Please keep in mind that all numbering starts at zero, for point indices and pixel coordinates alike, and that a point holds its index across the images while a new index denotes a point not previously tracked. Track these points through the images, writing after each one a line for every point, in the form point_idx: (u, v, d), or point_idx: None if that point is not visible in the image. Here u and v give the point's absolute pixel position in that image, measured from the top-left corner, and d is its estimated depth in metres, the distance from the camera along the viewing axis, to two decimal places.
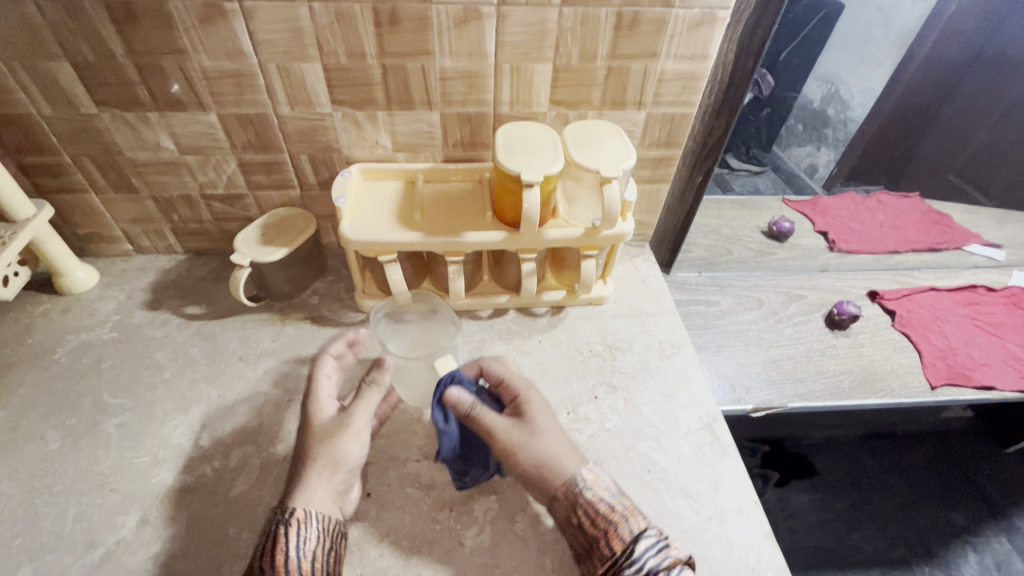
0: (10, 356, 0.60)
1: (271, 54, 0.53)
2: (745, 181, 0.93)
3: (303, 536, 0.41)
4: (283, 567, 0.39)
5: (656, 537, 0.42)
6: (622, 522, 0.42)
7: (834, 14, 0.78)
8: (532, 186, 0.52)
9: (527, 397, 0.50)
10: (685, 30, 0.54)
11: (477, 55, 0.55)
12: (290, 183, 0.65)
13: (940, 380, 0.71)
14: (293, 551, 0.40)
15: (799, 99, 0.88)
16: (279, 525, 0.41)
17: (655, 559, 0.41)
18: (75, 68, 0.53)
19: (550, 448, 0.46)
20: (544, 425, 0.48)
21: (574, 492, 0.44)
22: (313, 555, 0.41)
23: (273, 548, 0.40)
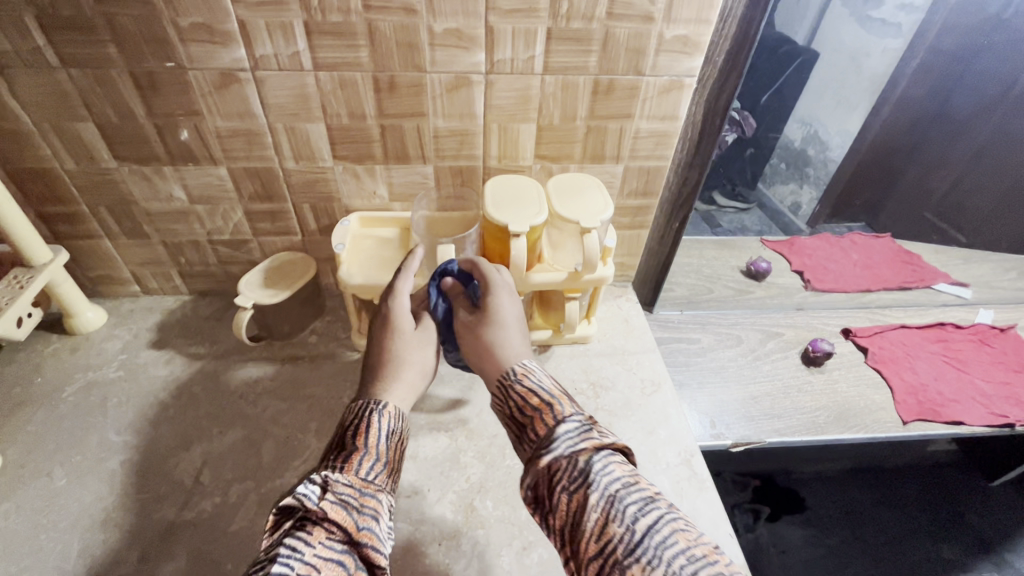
0: (20, 395, 0.62)
1: (279, 115, 0.58)
2: (733, 218, 1.01)
3: (383, 425, 0.46)
4: (364, 446, 0.43)
5: (578, 422, 0.42)
6: (549, 409, 0.43)
7: (810, 61, 0.89)
8: (519, 236, 0.57)
9: (495, 293, 0.53)
10: (656, 95, 0.60)
11: (468, 115, 0.60)
12: (293, 230, 0.69)
13: (912, 415, 0.74)
14: (374, 435, 0.45)
15: (781, 139, 0.99)
16: (370, 410, 0.46)
17: (572, 440, 0.40)
18: (99, 127, 0.58)
19: (499, 344, 0.51)
20: (504, 323, 0.52)
21: (508, 383, 0.48)
22: (389, 446, 0.45)
23: (361, 428, 0.44)
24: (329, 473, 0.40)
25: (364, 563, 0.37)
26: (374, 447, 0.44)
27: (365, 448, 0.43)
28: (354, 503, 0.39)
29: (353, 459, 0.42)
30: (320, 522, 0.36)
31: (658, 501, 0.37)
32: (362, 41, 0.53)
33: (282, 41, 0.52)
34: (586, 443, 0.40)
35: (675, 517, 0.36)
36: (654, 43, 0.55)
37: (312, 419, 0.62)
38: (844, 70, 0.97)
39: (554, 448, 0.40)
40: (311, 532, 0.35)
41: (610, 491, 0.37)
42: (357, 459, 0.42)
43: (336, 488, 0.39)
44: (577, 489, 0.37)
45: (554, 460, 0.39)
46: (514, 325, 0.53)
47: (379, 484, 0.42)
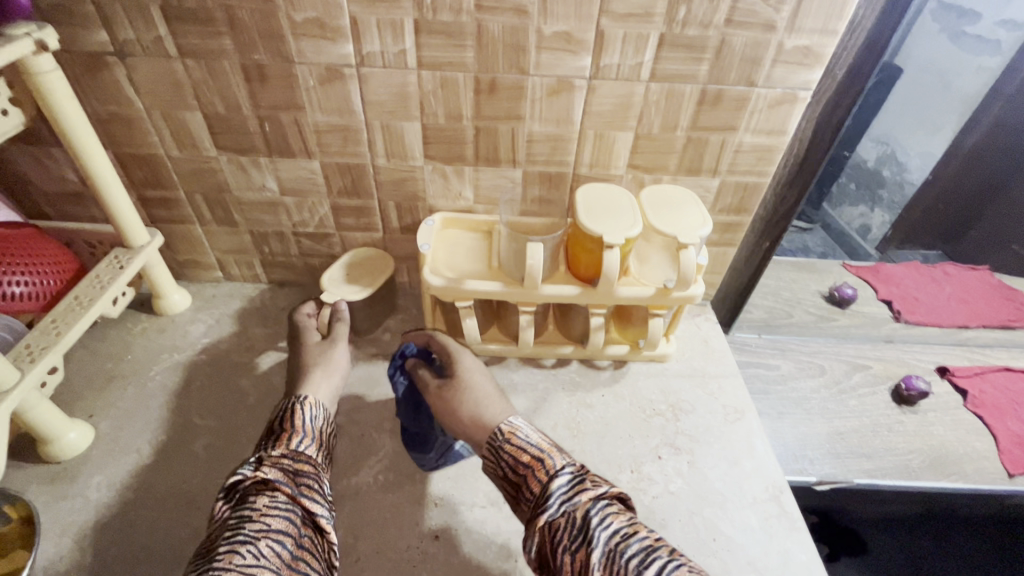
0: (112, 370, 0.65)
1: (377, 112, 0.58)
2: (792, 238, 0.93)
3: (308, 412, 0.52)
4: (298, 427, 0.50)
5: (571, 474, 0.43)
6: (538, 466, 0.44)
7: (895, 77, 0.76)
8: (613, 247, 0.55)
9: (456, 355, 0.58)
10: (766, 108, 0.57)
11: (565, 121, 0.58)
12: (375, 226, 0.69)
13: (1018, 468, 0.68)
14: (302, 417, 0.51)
15: (854, 159, 0.85)
16: (294, 402, 0.52)
17: (568, 494, 0.41)
18: (206, 117, 0.59)
19: (473, 401, 0.53)
20: (470, 383, 0.54)
21: (497, 443, 0.48)
22: (319, 426, 0.52)
23: (290, 414, 0.51)
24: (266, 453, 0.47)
25: (308, 512, 0.44)
26: (303, 426, 0.50)
27: (297, 428, 0.50)
28: (291, 470, 0.46)
29: (287, 437, 0.49)
30: (263, 489, 0.43)
31: (659, 549, 0.38)
32: (470, 41, 0.52)
33: (390, 39, 0.52)
34: (581, 497, 0.41)
35: (677, 564, 0.37)
36: (771, 54, 0.52)
37: (386, 419, 0.61)
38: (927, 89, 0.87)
39: (550, 506, 0.41)
40: (256, 498, 0.43)
41: (609, 543, 0.38)
42: (291, 438, 0.49)
43: (272, 466, 0.45)
44: (578, 546, 0.38)
45: (558, 521, 0.40)
46: (483, 383, 0.55)
47: (312, 453, 0.49)
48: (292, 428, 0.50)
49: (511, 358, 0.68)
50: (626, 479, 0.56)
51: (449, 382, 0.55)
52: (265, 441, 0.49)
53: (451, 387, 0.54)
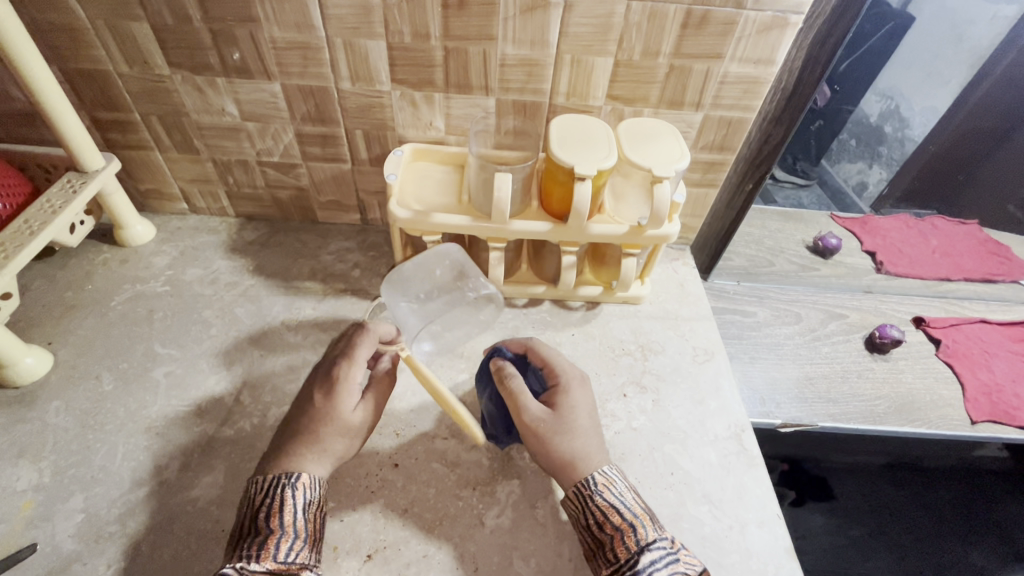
0: (71, 300, 0.63)
1: (339, 28, 0.54)
2: (788, 195, 0.86)
3: (298, 498, 0.43)
4: (280, 526, 0.41)
5: (665, 550, 0.41)
6: (631, 531, 0.42)
7: (900, 28, 0.72)
8: (584, 179, 0.53)
9: (565, 389, 0.50)
10: (754, 33, 0.53)
11: (540, 43, 0.55)
12: (343, 157, 0.66)
13: (982, 415, 0.69)
14: (288, 511, 0.42)
15: (854, 114, 0.81)
16: (281, 485, 0.43)
17: (662, 572, 0.40)
18: (154, 29, 0.54)
19: (580, 448, 0.47)
20: (574, 421, 0.48)
21: (586, 493, 0.44)
22: (308, 516, 0.43)
23: (274, 507, 0.42)
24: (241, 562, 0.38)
25: None
26: (292, 523, 0.42)
27: (282, 528, 0.41)
28: None
29: (269, 544, 0.40)
30: None
31: None
32: None
33: None
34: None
35: None
36: None
37: None
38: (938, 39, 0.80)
39: None
40: None
41: None
42: (274, 543, 0.40)
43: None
44: None
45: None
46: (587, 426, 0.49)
47: (303, 560, 0.40)
48: (283, 526, 0.41)
49: None
50: None
51: (554, 418, 0.48)
52: (242, 542, 0.40)
53: (557, 427, 0.47)
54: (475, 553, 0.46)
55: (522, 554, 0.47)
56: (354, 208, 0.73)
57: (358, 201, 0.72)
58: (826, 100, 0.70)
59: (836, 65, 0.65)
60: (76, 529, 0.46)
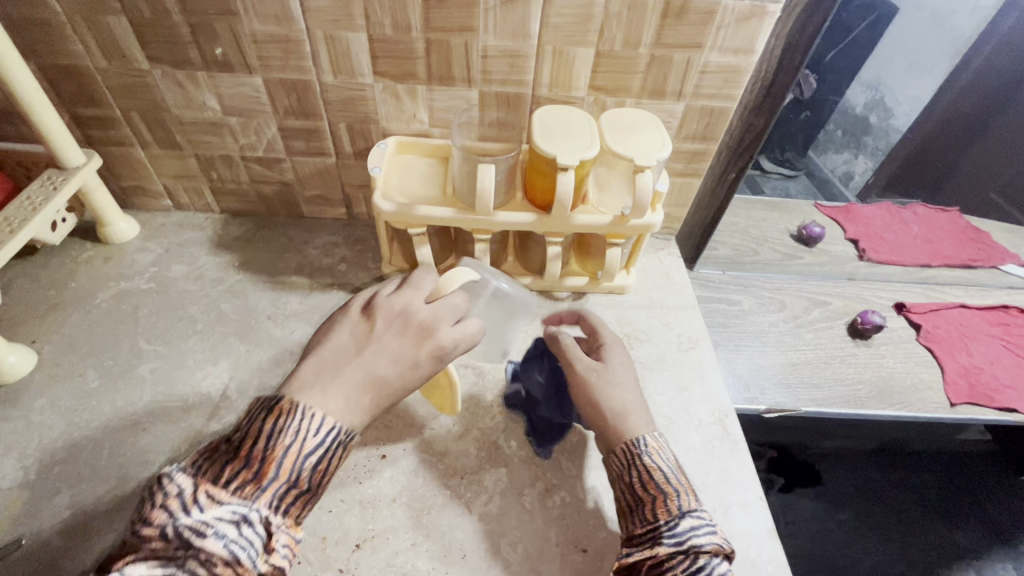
0: (54, 298, 0.63)
1: (319, 20, 0.54)
2: (776, 185, 0.87)
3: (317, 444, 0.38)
4: (275, 470, 0.36)
5: (704, 521, 0.41)
6: (674, 494, 0.42)
7: (886, 17, 0.71)
8: (567, 169, 0.53)
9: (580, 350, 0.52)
10: (734, 22, 0.53)
11: (521, 35, 0.55)
12: (328, 150, 0.66)
13: (961, 398, 0.71)
14: (289, 455, 0.37)
15: (842, 104, 0.81)
16: (287, 421, 0.38)
17: (700, 539, 0.40)
18: (132, 23, 0.54)
19: (624, 403, 0.48)
20: (619, 376, 0.50)
21: (634, 451, 0.45)
22: (313, 466, 0.38)
23: (291, 448, 0.37)
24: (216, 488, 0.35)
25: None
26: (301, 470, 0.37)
27: (294, 478, 0.37)
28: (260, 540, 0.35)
29: (252, 481, 0.36)
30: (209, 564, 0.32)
31: None
32: None
33: None
34: (714, 546, 0.40)
35: None
36: None
37: None
38: (922, 31, 0.79)
39: (676, 541, 0.40)
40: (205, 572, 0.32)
41: None
42: (259, 483, 0.36)
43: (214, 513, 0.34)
44: None
45: (678, 556, 0.39)
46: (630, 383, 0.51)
47: (277, 515, 0.36)
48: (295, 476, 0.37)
49: None
50: None
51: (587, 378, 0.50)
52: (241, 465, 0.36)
53: (593, 385, 0.49)
54: (463, 540, 0.47)
55: (510, 541, 0.47)
56: (340, 202, 0.73)
57: (343, 196, 0.72)
58: (813, 91, 0.71)
59: (822, 56, 0.67)
60: (63, 525, 0.46)
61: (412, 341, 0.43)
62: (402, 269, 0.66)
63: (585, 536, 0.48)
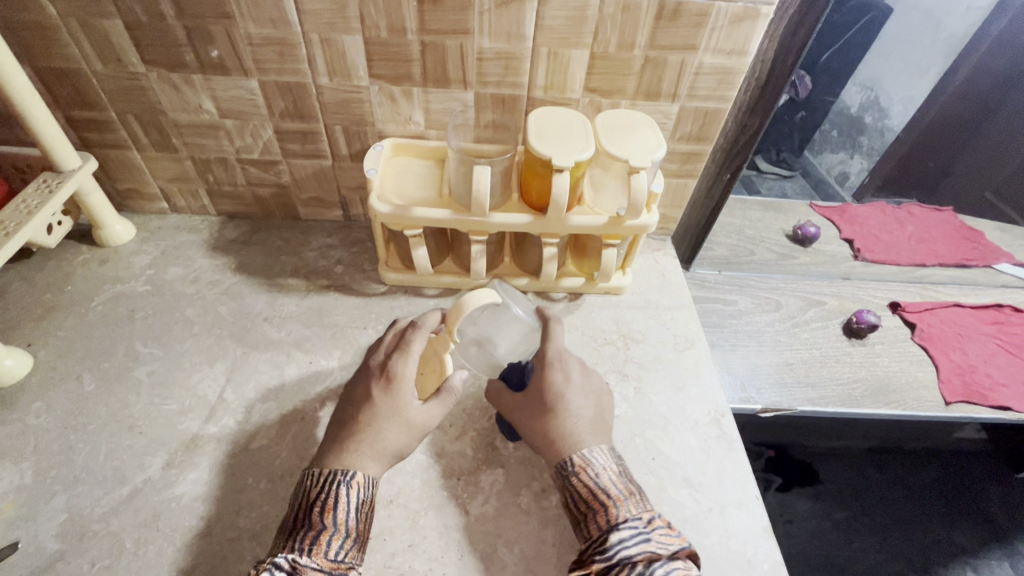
0: (51, 301, 0.63)
1: (315, 23, 0.54)
2: (771, 186, 0.87)
3: (351, 498, 0.43)
4: (339, 524, 0.42)
5: (636, 530, 0.42)
6: (603, 510, 0.43)
7: (881, 17, 0.71)
8: (562, 171, 0.53)
9: (552, 368, 0.52)
10: (727, 24, 0.54)
11: (516, 37, 0.55)
12: (323, 153, 0.66)
13: (955, 397, 0.71)
14: (343, 510, 0.42)
15: (837, 105, 0.81)
16: (339, 482, 0.43)
17: (629, 551, 0.40)
18: (127, 26, 0.54)
19: (573, 422, 0.49)
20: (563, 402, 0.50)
21: (565, 473, 0.47)
22: (364, 518, 0.44)
23: (328, 503, 0.42)
24: (298, 556, 0.39)
25: None
26: (343, 523, 0.42)
27: (335, 525, 0.41)
28: None
29: (321, 540, 0.41)
30: None
31: None
32: None
33: None
34: (642, 554, 0.40)
35: None
36: None
37: (335, 347, 0.61)
38: (916, 30, 0.79)
39: (607, 555, 0.41)
40: None
41: None
42: (329, 540, 0.41)
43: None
44: None
45: (609, 572, 0.40)
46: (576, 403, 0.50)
47: (350, 560, 0.41)
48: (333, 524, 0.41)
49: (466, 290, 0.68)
50: None
51: (545, 399, 0.50)
52: (294, 532, 0.41)
53: (547, 404, 0.50)
54: (460, 541, 0.47)
55: (507, 541, 0.47)
56: (336, 204, 0.73)
57: (340, 198, 0.72)
58: (808, 91, 0.72)
59: (817, 55, 0.67)
60: (60, 528, 0.46)
61: (393, 406, 0.47)
62: (398, 270, 0.66)
63: (581, 536, 0.48)
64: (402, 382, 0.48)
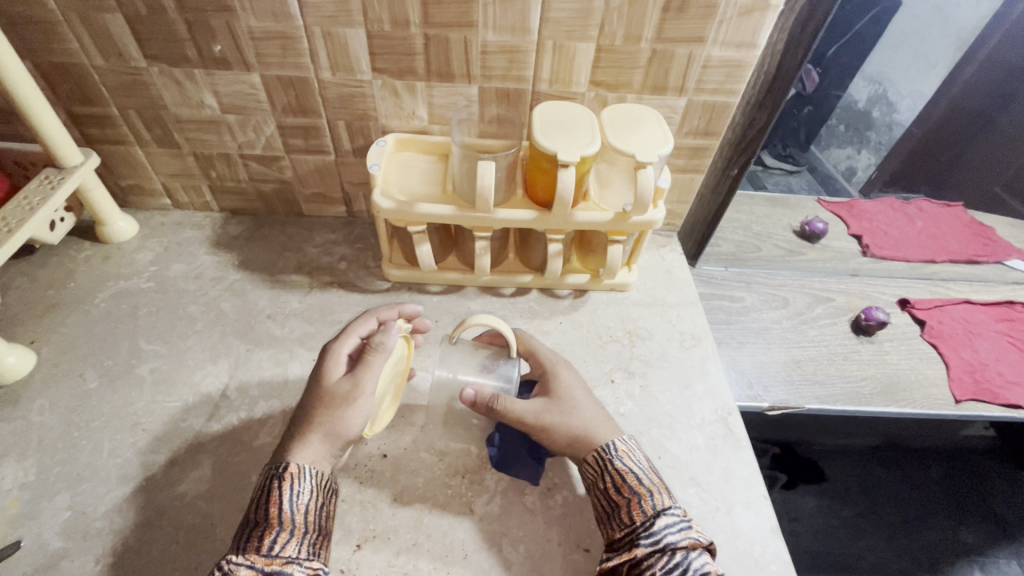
0: (53, 298, 0.63)
1: (317, 17, 0.53)
2: (778, 181, 0.86)
3: (290, 490, 0.42)
4: (276, 518, 0.40)
5: (680, 517, 0.42)
6: (647, 495, 0.43)
7: (891, 9, 0.70)
8: (568, 166, 0.52)
9: (555, 372, 0.51)
10: (735, 16, 0.52)
11: (521, 30, 0.54)
12: (326, 148, 0.66)
13: (966, 394, 0.70)
14: (279, 503, 0.41)
15: (845, 99, 0.80)
16: (274, 475, 0.42)
17: (675, 536, 0.40)
18: (128, 20, 0.53)
19: (591, 420, 0.48)
20: (578, 401, 0.49)
21: (606, 457, 0.45)
22: (306, 509, 0.42)
23: (266, 499, 0.41)
24: (233, 556, 0.38)
25: None
26: (282, 515, 0.41)
27: (272, 520, 0.40)
28: None
29: (260, 538, 0.39)
30: None
31: None
32: None
33: None
34: (687, 540, 0.40)
35: None
36: None
37: None
38: (928, 22, 0.78)
39: (653, 540, 0.40)
40: None
41: None
42: (265, 536, 0.39)
43: (236, 574, 0.37)
44: None
45: (655, 555, 0.40)
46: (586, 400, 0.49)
47: (292, 556, 0.39)
48: (270, 520, 0.40)
49: (470, 287, 0.67)
50: None
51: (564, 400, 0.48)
52: (241, 532, 0.40)
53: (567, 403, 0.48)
54: (465, 540, 0.47)
55: (512, 540, 0.47)
56: (339, 200, 0.73)
57: (343, 193, 0.72)
58: (817, 85, 0.71)
59: (825, 49, 0.66)
60: (64, 526, 0.46)
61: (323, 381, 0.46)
62: (402, 267, 0.66)
63: (587, 535, 0.48)
64: (332, 359, 0.48)
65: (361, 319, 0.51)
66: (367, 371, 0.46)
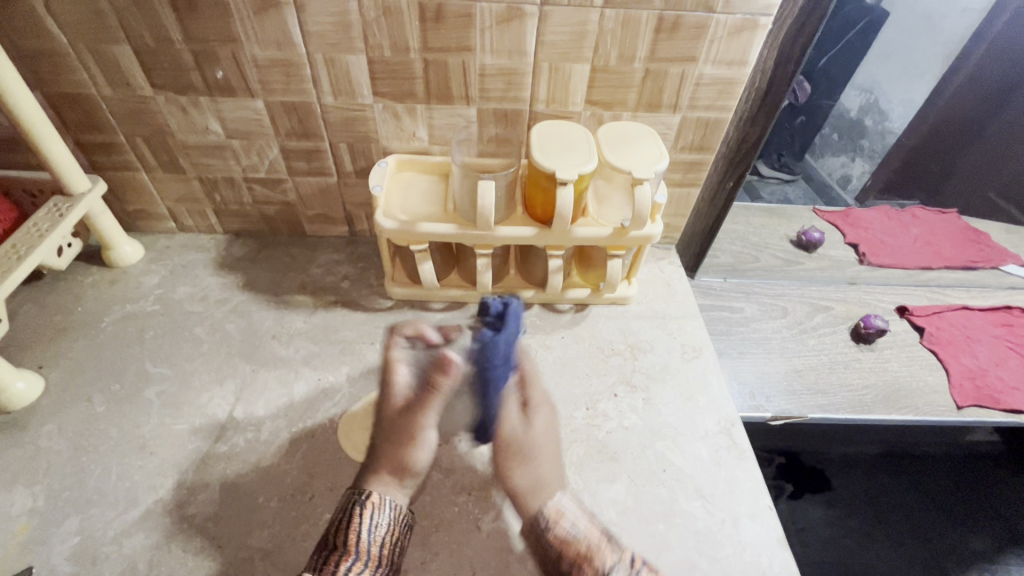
0: (61, 323, 0.63)
1: (319, 45, 0.55)
2: (774, 190, 0.88)
3: (371, 518, 0.44)
4: (353, 545, 0.42)
5: (627, 570, 0.41)
6: (597, 554, 0.42)
7: (876, 23, 0.72)
8: (566, 184, 0.53)
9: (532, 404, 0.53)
10: (725, 36, 0.54)
11: (517, 53, 0.56)
12: (329, 170, 0.67)
13: (967, 400, 0.71)
14: (361, 530, 0.43)
15: (836, 109, 0.82)
16: (356, 502, 0.45)
17: None
18: (136, 51, 0.55)
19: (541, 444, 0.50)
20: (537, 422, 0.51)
21: (542, 527, 0.45)
22: (381, 541, 0.43)
23: (346, 523, 0.43)
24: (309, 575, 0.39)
25: None
26: (361, 543, 0.42)
27: (351, 545, 0.42)
28: None
29: (335, 561, 0.40)
30: None
31: None
32: None
33: None
34: None
35: None
36: None
37: (344, 362, 0.61)
38: (914, 34, 0.80)
39: None
40: None
41: None
42: (341, 561, 0.40)
43: None
44: None
45: None
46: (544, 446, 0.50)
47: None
48: (353, 543, 0.42)
49: (472, 303, 0.68)
50: (581, 416, 0.57)
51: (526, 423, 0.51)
52: (318, 555, 0.41)
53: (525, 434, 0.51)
54: (473, 557, 0.47)
55: (519, 557, 0.47)
56: (341, 220, 0.74)
57: (345, 214, 0.73)
58: (808, 96, 0.72)
59: (815, 62, 0.68)
60: (73, 551, 0.46)
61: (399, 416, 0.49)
62: (405, 285, 0.67)
63: None
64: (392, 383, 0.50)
65: (389, 341, 0.52)
66: (428, 413, 0.49)
